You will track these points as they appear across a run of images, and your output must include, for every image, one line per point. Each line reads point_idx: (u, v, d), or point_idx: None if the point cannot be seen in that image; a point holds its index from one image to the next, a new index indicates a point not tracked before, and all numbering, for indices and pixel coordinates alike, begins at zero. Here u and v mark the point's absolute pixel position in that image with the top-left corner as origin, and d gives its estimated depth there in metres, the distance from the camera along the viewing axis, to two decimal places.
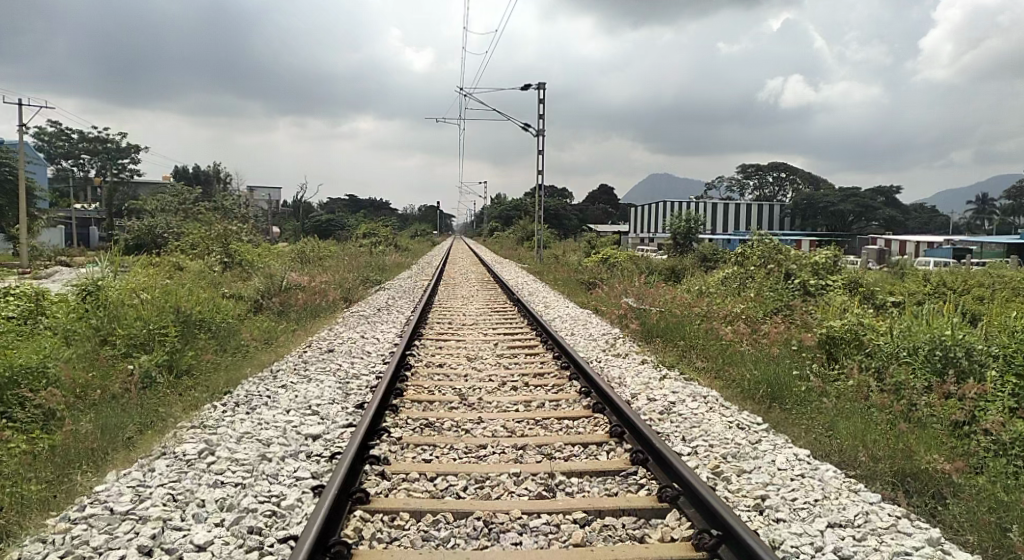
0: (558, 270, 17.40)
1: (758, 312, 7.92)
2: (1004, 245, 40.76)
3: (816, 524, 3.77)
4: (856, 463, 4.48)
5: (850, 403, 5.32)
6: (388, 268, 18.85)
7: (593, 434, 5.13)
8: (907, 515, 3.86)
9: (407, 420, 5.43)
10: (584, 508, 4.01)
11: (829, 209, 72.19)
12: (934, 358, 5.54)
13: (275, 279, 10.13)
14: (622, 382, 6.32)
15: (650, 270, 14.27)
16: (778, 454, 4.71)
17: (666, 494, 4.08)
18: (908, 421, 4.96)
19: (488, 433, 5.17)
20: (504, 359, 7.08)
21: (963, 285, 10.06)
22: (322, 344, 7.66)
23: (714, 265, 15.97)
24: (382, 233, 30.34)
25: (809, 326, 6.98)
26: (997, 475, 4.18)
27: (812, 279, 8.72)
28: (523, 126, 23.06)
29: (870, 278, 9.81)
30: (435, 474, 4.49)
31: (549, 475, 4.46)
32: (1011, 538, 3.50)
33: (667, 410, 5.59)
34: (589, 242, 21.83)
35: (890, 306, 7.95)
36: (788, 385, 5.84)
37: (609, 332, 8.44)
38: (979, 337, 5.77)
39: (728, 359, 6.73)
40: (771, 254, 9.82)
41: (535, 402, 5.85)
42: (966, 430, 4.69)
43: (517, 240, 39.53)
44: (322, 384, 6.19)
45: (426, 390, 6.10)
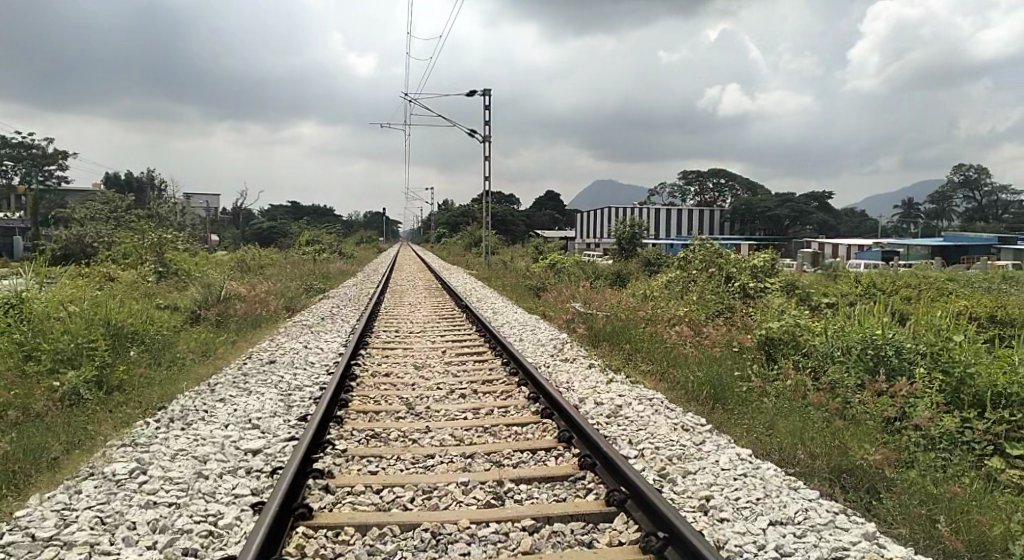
0: (507, 276, 17.41)
1: (701, 315, 8.08)
2: (928, 246, 42.95)
3: (758, 522, 3.85)
4: (795, 460, 4.62)
5: (789, 402, 5.48)
6: (333, 276, 18.51)
7: (542, 440, 5.13)
8: (844, 511, 3.98)
9: (352, 431, 5.31)
10: (533, 514, 3.99)
11: (768, 214, 74.67)
12: (867, 356, 5.78)
13: (213, 288, 9.79)
14: (570, 387, 6.34)
15: (596, 275, 14.42)
16: (722, 454, 4.80)
17: (614, 498, 4.11)
18: (843, 418, 5.15)
19: (436, 443, 5.10)
20: (452, 366, 7.02)
21: (891, 286, 10.53)
22: (263, 356, 7.44)
23: (658, 269, 16.27)
24: (326, 240, 29.76)
25: (749, 328, 7.17)
26: (926, 468, 4.37)
27: (751, 281, 8.93)
28: (470, 132, 23.01)
29: (805, 280, 10.16)
30: (382, 487, 4.40)
31: (498, 483, 4.43)
32: (939, 529, 3.65)
33: (615, 414, 5.64)
34: (536, 248, 21.95)
35: (824, 307, 8.25)
36: (730, 385, 5.97)
37: (557, 337, 8.48)
38: (906, 336, 6.03)
39: (673, 361, 6.85)
40: (712, 258, 10.07)
41: (484, 409, 5.82)
42: (897, 425, 4.89)
43: (464, 247, 39.46)
44: (262, 397, 6.00)
45: (372, 401, 5.98)
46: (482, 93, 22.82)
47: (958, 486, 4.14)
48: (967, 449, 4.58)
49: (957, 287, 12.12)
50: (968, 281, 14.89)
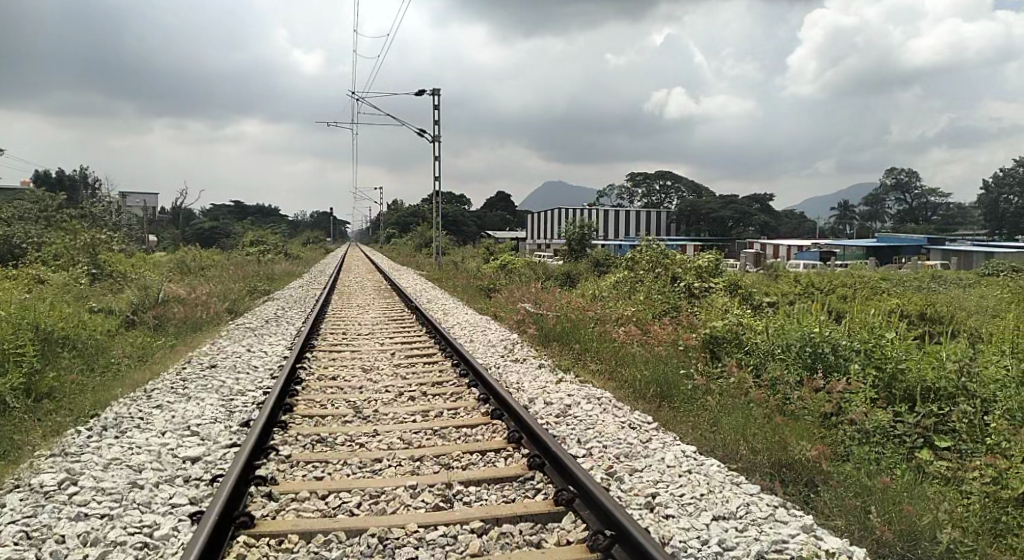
0: (457, 277, 17.33)
1: (648, 315, 8.21)
2: (863, 247, 44.78)
3: (702, 518, 3.93)
4: (737, 456, 4.74)
5: (731, 399, 5.61)
6: (278, 278, 18.09)
7: (491, 441, 5.12)
8: (784, 504, 4.10)
9: (297, 436, 5.19)
10: (481, 516, 3.97)
11: (714, 215, 76.53)
12: (805, 354, 5.99)
13: (151, 291, 9.43)
14: (520, 387, 6.35)
15: (547, 276, 14.51)
16: (667, 451, 4.89)
17: (562, 497, 4.13)
18: (784, 414, 5.31)
19: (384, 446, 5.03)
20: (401, 369, 6.94)
21: (828, 285, 10.92)
22: (204, 360, 7.21)
23: (607, 269, 16.46)
24: (272, 242, 29.06)
25: (694, 327, 7.33)
26: (860, 461, 4.54)
27: (696, 282, 9.13)
28: (419, 131, 22.79)
29: (747, 280, 10.43)
30: (328, 492, 4.32)
31: (446, 485, 4.40)
32: (873, 519, 3.79)
33: (564, 413, 5.67)
34: (487, 248, 21.93)
35: (765, 306, 8.49)
36: (676, 383, 6.09)
37: (507, 337, 8.48)
38: (842, 334, 6.25)
39: (621, 360, 6.94)
40: (659, 259, 10.24)
41: (433, 411, 5.76)
42: (833, 420, 5.06)
43: (414, 248, 39.14)
44: (202, 402, 5.82)
45: (318, 404, 5.86)
46: (431, 92, 22.68)
47: (890, 478, 4.31)
48: (898, 442, 4.77)
49: (890, 286, 12.64)
50: (899, 280, 15.55)
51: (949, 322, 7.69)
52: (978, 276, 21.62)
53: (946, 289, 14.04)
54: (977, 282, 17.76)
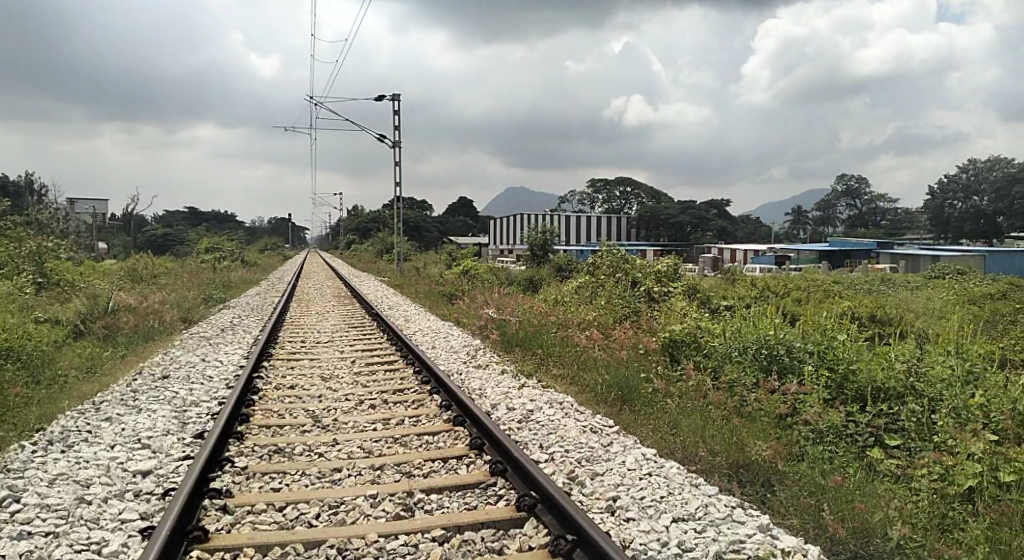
0: (419, 283, 17.22)
1: (609, 319, 8.27)
2: (817, 251, 46.03)
3: (662, 520, 3.97)
4: (696, 458, 4.81)
5: (691, 402, 5.68)
6: (235, 285, 17.71)
7: (453, 448, 5.08)
8: (741, 504, 4.17)
9: (254, 447, 5.08)
10: (443, 524, 3.94)
11: (674, 221, 77.75)
12: (761, 356, 6.11)
13: (100, 300, 9.13)
14: (482, 393, 6.32)
15: (509, 281, 14.53)
16: (628, 455, 4.93)
17: (524, 503, 4.12)
18: (741, 415, 5.41)
19: (344, 456, 4.95)
20: (362, 376, 6.86)
21: (783, 289, 11.19)
22: (156, 370, 7.00)
23: (569, 274, 16.55)
24: (228, 248, 28.44)
25: (654, 330, 7.42)
26: (814, 460, 4.65)
27: (656, 286, 9.25)
28: (380, 137, 22.63)
29: (705, 284, 10.62)
30: (285, 503, 4.23)
31: (408, 494, 4.35)
32: (826, 517, 3.89)
33: (526, 419, 5.67)
34: (449, 253, 21.86)
35: (722, 309, 8.65)
36: (636, 387, 6.16)
37: (470, 343, 8.45)
38: (796, 336, 6.41)
39: (583, 365, 6.97)
40: (619, 264, 10.35)
41: (394, 419, 5.70)
42: (788, 421, 5.17)
43: (375, 253, 38.78)
44: (154, 414, 5.64)
45: (276, 414, 5.74)
46: (391, 98, 22.57)
47: (842, 476, 4.41)
48: (851, 441, 4.89)
49: (841, 289, 13.01)
50: (850, 283, 16.03)
51: (897, 323, 7.95)
52: (923, 277, 22.49)
53: (894, 291, 14.54)
54: (923, 284, 18.38)
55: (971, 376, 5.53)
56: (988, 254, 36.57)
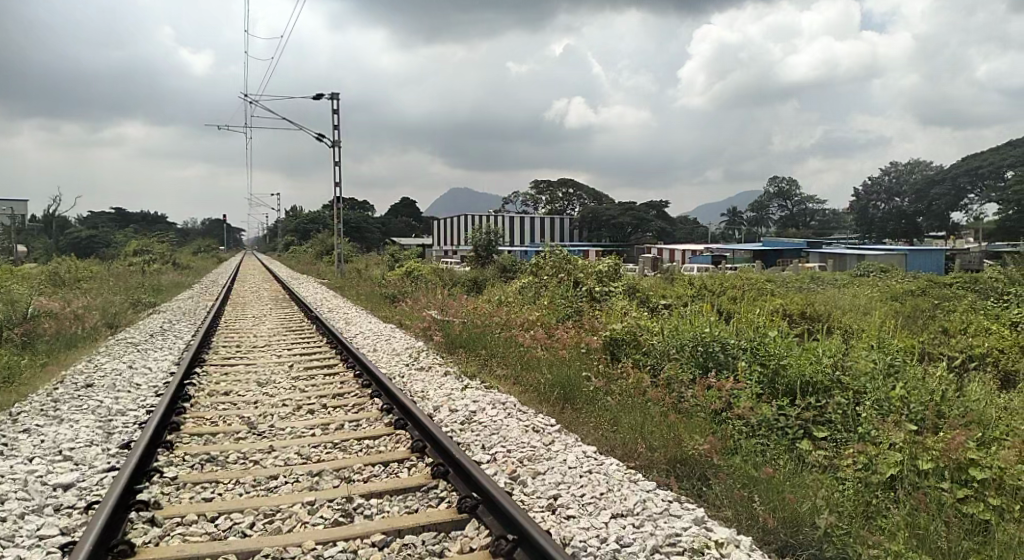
0: (361, 285, 16.95)
1: (551, 319, 8.33)
2: (753, 250, 47.56)
3: (601, 517, 4.01)
4: (635, 454, 4.90)
5: (630, 399, 5.77)
6: (166, 289, 17.05)
7: (394, 452, 5.02)
8: (678, 499, 4.27)
9: (184, 456, 4.89)
10: (383, 529, 3.89)
11: (618, 223, 79.01)
12: (698, 353, 6.27)
13: (18, 305, 8.64)
14: (425, 396, 6.26)
15: (453, 282, 14.47)
16: (569, 453, 4.97)
17: (465, 504, 4.10)
18: (679, 411, 5.53)
19: (280, 462, 4.83)
20: (301, 381, 6.70)
21: (719, 287, 11.52)
22: (79, 379, 6.67)
23: (513, 275, 16.60)
24: (157, 250, 27.33)
25: (595, 329, 7.51)
26: (747, 453, 4.79)
27: (597, 286, 9.39)
28: (318, 136, 22.18)
29: (645, 283, 10.82)
30: (217, 514, 4.09)
31: (347, 499, 4.27)
32: (757, 508, 4.01)
33: (469, 420, 5.65)
34: (391, 255, 21.60)
35: (661, 307, 8.84)
36: (579, 385, 6.22)
37: (413, 345, 8.38)
38: (730, 334, 6.60)
39: (526, 365, 7.00)
40: (562, 265, 10.44)
41: (334, 423, 5.59)
42: (723, 416, 5.30)
43: (315, 255, 37.98)
44: (77, 425, 5.37)
45: (209, 422, 5.55)
46: (329, 97, 22.15)
47: (774, 468, 4.55)
48: (781, 433, 5.05)
49: (773, 287, 13.46)
50: (781, 282, 16.59)
51: (825, 320, 8.28)
52: (848, 276, 23.55)
53: (822, 289, 15.17)
54: (847, 282, 19.27)
55: (892, 369, 5.80)
56: (910, 253, 38.55)
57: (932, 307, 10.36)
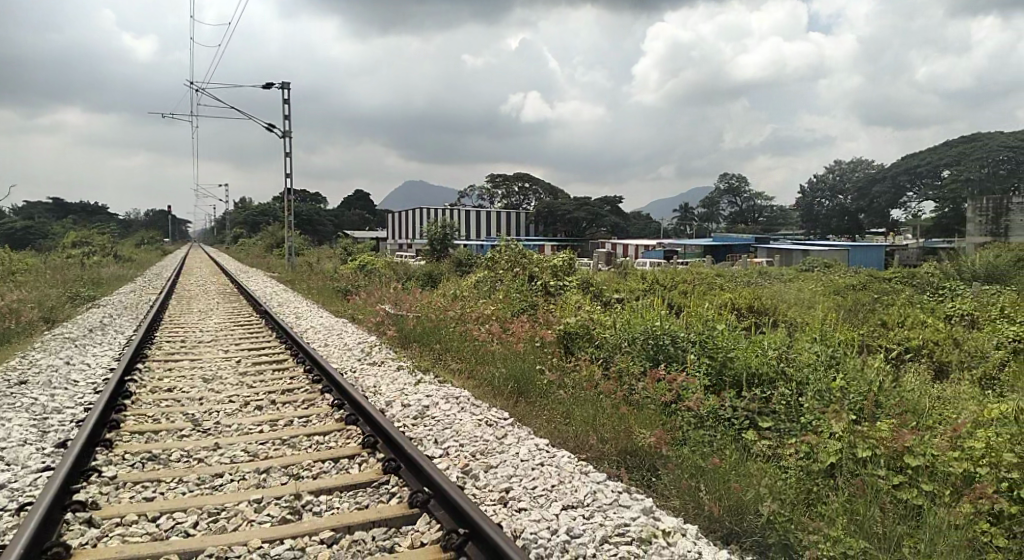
0: (313, 278, 16.66)
1: (506, 313, 8.35)
2: (704, 245, 48.60)
3: (552, 509, 4.04)
4: (587, 446, 4.95)
5: (583, 391, 5.82)
6: (107, 283, 16.41)
7: (344, 447, 4.95)
8: (628, 489, 4.33)
9: (125, 455, 4.73)
10: (332, 525, 3.83)
11: (575, 218, 79.58)
12: (649, 346, 6.38)
13: None
14: (377, 391, 6.19)
15: (407, 276, 14.35)
16: (522, 446, 4.99)
17: (416, 499, 4.07)
18: (629, 403, 5.61)
19: (226, 460, 4.71)
20: (248, 377, 6.55)
21: (670, 281, 11.74)
22: (12, 376, 6.37)
23: (469, 269, 16.56)
24: (98, 242, 26.29)
25: (550, 323, 7.56)
26: (695, 443, 4.89)
27: (552, 280, 9.45)
28: (268, 126, 21.66)
29: (599, 278, 10.94)
30: (159, 513, 3.97)
31: (295, 496, 4.19)
32: (704, 497, 4.10)
33: (421, 415, 5.61)
34: (344, 248, 21.27)
35: (614, 301, 8.96)
36: (533, 379, 6.25)
37: (366, 340, 8.29)
38: (680, 327, 6.72)
39: (480, 359, 7.00)
40: (517, 260, 10.48)
41: (283, 419, 5.48)
42: (673, 407, 5.40)
43: (266, 248, 37.18)
44: (8, 424, 5.13)
45: (151, 420, 5.38)
46: (279, 85, 21.59)
47: (721, 458, 4.66)
48: (728, 424, 5.18)
49: (722, 281, 13.75)
50: (729, 276, 16.96)
51: (771, 313, 8.52)
52: (793, 271, 24.29)
53: (768, 283, 15.58)
54: (793, 276, 19.90)
55: (834, 361, 6.00)
56: (853, 249, 39.96)
57: (872, 300, 10.77)
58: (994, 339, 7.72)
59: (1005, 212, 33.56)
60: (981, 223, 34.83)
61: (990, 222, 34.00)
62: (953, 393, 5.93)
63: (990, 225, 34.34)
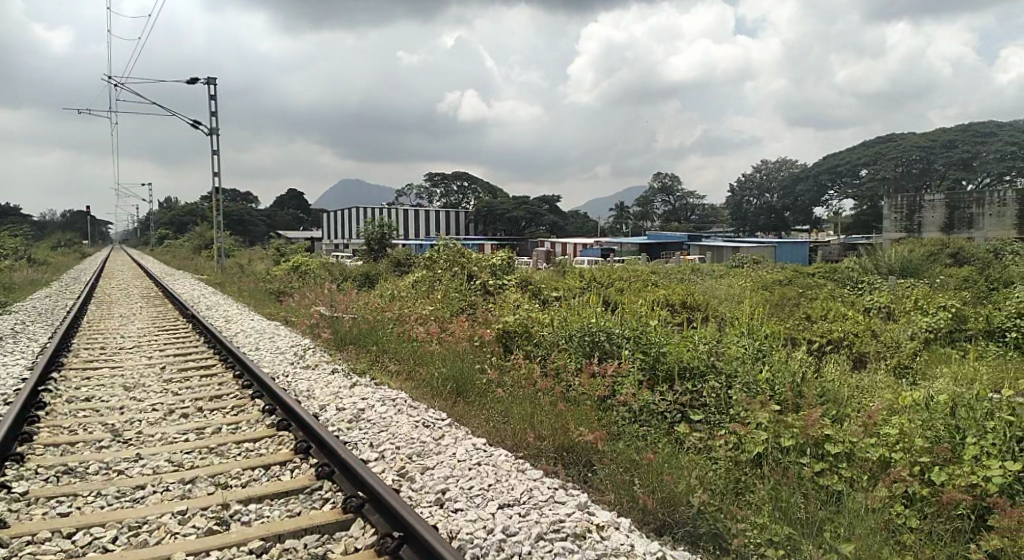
0: (246, 280, 16.21)
1: (445, 312, 8.32)
2: (638, 244, 49.77)
3: (488, 508, 4.04)
4: (524, 444, 4.98)
5: (521, 389, 5.84)
6: (18, 288, 15.47)
7: (276, 454, 4.81)
8: (564, 486, 4.37)
9: (37, 469, 4.48)
10: (262, 535, 3.72)
11: (517, 218, 79.94)
12: (585, 343, 6.47)
13: None
14: (310, 395, 6.05)
15: (343, 277, 14.11)
16: (459, 446, 4.96)
17: (350, 504, 4.00)
18: (567, 399, 5.67)
19: (150, 471, 4.52)
20: (173, 384, 6.30)
21: (606, 278, 11.95)
22: None
23: (407, 269, 16.40)
24: (9, 245, 24.79)
25: (488, 322, 7.57)
26: (629, 437, 4.98)
27: (491, 280, 9.47)
28: (193, 123, 20.91)
29: (538, 276, 11.02)
30: (75, 529, 3.77)
31: (222, 506, 4.05)
32: (638, 491, 4.18)
33: (356, 418, 5.52)
34: (276, 249, 20.71)
35: (552, 299, 9.06)
36: (471, 378, 6.24)
37: (299, 343, 8.12)
38: (615, 323, 6.84)
39: (419, 360, 6.94)
40: (455, 259, 10.46)
41: (210, 427, 5.30)
42: (608, 402, 5.49)
43: (194, 247, 35.89)
44: None
45: (67, 432, 5.11)
46: (206, 81, 20.88)
47: (654, 451, 4.75)
48: (661, 418, 5.31)
49: (657, 278, 14.04)
50: (664, 273, 17.38)
51: (701, 308, 8.79)
52: (724, 267, 25.10)
53: (700, 280, 16.05)
54: (724, 272, 20.61)
55: (760, 353, 6.23)
56: (780, 245, 41.57)
57: (797, 295, 11.23)
58: (909, 330, 8.19)
59: (917, 209, 35.57)
60: (897, 220, 36.76)
61: (905, 219, 35.86)
62: (871, 382, 6.23)
63: (905, 221, 36.33)
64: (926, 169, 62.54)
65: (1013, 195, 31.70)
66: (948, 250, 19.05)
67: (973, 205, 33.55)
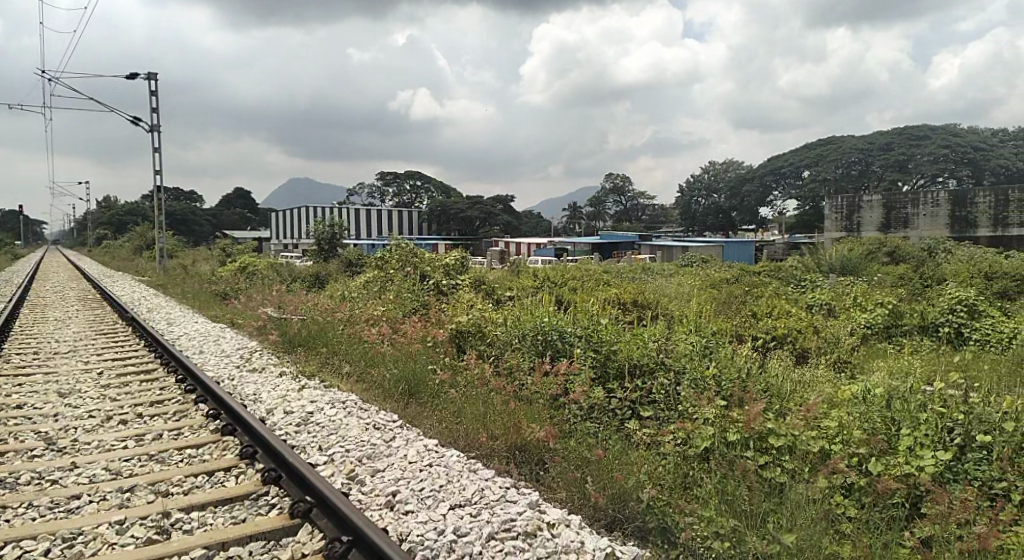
0: (190, 281, 15.74)
1: (398, 312, 8.24)
2: (590, 243, 50.24)
3: (439, 509, 4.01)
4: (477, 444, 4.96)
5: (473, 389, 5.82)
6: None
7: (220, 460, 4.67)
8: (516, 484, 4.38)
9: None
10: (205, 543, 3.61)
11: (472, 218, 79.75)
12: (537, 343, 6.49)
13: None
14: (257, 399, 5.91)
15: (293, 278, 13.83)
16: (410, 448, 4.92)
17: (297, 509, 3.91)
18: (519, 398, 5.68)
19: (86, 480, 4.34)
20: (111, 389, 6.07)
21: (559, 278, 12.02)
22: None
23: (359, 269, 16.19)
24: None
25: (441, 322, 7.53)
26: (580, 434, 5.02)
27: (444, 280, 9.42)
28: (133, 119, 20.23)
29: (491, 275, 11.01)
30: (4, 543, 3.60)
31: (163, 515, 3.92)
32: (590, 488, 4.23)
33: (305, 421, 5.41)
34: (223, 250, 20.16)
35: (505, 300, 9.06)
36: (424, 379, 6.19)
37: (246, 345, 7.93)
38: (567, 322, 6.89)
39: (371, 361, 6.86)
40: (408, 259, 10.36)
41: (150, 433, 5.12)
42: (560, 401, 5.52)
43: (136, 247, 34.65)
44: None
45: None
46: (146, 76, 20.21)
47: (604, 447, 4.79)
48: (612, 415, 5.37)
49: (609, 278, 14.19)
50: (616, 273, 17.60)
51: (651, 306, 8.92)
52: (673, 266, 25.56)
53: (652, 279, 16.28)
54: (674, 271, 21.03)
55: (707, 350, 6.36)
56: (728, 246, 42.53)
57: (744, 292, 11.51)
58: (849, 327, 8.47)
59: (857, 209, 36.90)
60: (839, 220, 38.07)
61: (845, 219, 37.17)
62: (812, 377, 6.42)
63: (846, 221, 37.66)
64: (866, 171, 64.97)
65: (945, 195, 33.21)
66: (884, 248, 19.80)
67: (908, 205, 35.00)
